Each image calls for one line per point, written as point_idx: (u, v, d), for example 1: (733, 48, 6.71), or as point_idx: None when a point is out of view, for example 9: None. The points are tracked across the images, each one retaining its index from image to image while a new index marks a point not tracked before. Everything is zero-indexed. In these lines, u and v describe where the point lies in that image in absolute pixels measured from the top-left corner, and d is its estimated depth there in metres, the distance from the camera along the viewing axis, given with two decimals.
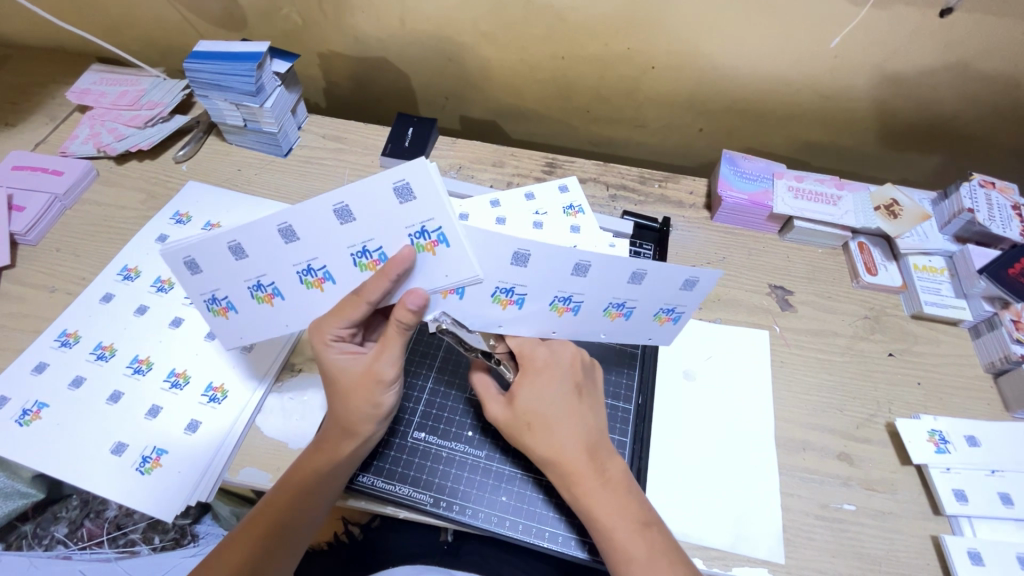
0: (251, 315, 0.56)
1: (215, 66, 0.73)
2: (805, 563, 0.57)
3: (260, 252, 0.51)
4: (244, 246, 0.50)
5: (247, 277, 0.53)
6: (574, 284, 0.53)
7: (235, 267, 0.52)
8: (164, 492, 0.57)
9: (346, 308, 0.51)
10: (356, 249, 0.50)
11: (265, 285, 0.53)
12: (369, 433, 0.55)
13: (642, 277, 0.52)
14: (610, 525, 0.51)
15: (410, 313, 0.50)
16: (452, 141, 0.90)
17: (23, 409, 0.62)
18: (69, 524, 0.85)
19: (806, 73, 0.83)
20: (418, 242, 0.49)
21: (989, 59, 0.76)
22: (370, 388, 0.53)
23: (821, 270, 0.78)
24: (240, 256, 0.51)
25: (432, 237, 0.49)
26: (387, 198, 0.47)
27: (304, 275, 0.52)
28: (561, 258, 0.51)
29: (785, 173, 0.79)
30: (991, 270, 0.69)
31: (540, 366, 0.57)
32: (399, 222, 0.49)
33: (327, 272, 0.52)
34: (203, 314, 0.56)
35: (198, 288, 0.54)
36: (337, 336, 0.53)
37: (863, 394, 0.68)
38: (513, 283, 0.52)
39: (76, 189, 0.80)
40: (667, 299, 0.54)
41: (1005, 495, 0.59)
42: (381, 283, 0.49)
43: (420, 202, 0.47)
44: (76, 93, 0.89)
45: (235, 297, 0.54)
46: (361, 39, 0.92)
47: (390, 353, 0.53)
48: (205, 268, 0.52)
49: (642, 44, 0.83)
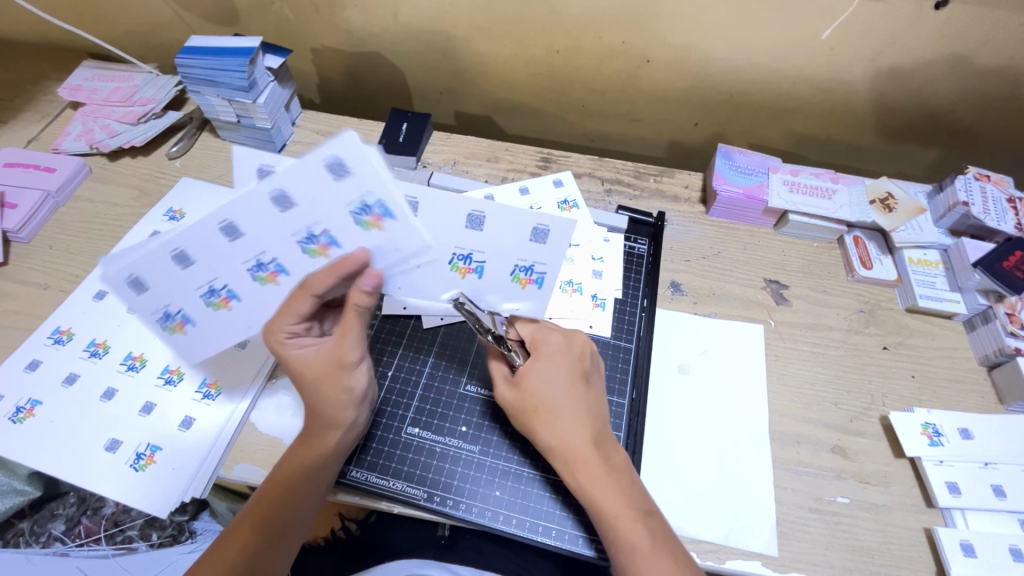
0: (208, 325, 0.55)
1: (207, 62, 0.73)
2: (798, 556, 0.57)
3: (207, 254, 0.50)
4: (237, 225, 0.48)
5: (246, 257, 0.51)
6: (534, 253, 0.53)
7: (184, 277, 0.51)
8: (158, 489, 0.58)
9: (292, 305, 0.51)
10: (301, 235, 0.49)
11: (219, 288, 0.52)
12: (348, 419, 0.55)
13: (545, 233, 0.52)
14: (613, 512, 0.51)
15: (366, 295, 0.51)
16: (447, 136, 0.89)
17: (17, 406, 0.62)
18: (66, 522, 0.85)
19: (801, 65, 0.82)
20: (361, 217, 0.48)
21: (984, 53, 0.76)
22: (335, 374, 0.53)
23: (816, 264, 0.78)
24: (187, 264, 0.50)
25: (375, 212, 0.48)
26: (511, 232, 0.52)
27: (255, 271, 0.52)
28: (519, 219, 0.51)
29: (780, 167, 0.79)
30: (986, 263, 0.69)
31: (553, 351, 0.57)
32: (341, 200, 0.47)
33: (279, 264, 0.52)
34: (202, 309, 0.54)
35: (148, 306, 0.53)
36: (291, 333, 0.53)
37: (857, 387, 0.68)
38: (471, 250, 0.53)
39: (69, 187, 0.80)
40: (522, 251, 0.53)
41: (999, 487, 0.59)
42: (327, 279, 0.49)
43: (356, 178, 0.46)
44: (68, 90, 0.89)
45: (190, 308, 0.53)
46: (354, 34, 0.92)
47: (349, 337, 0.53)
48: (153, 284, 0.51)
49: (636, 38, 0.83)
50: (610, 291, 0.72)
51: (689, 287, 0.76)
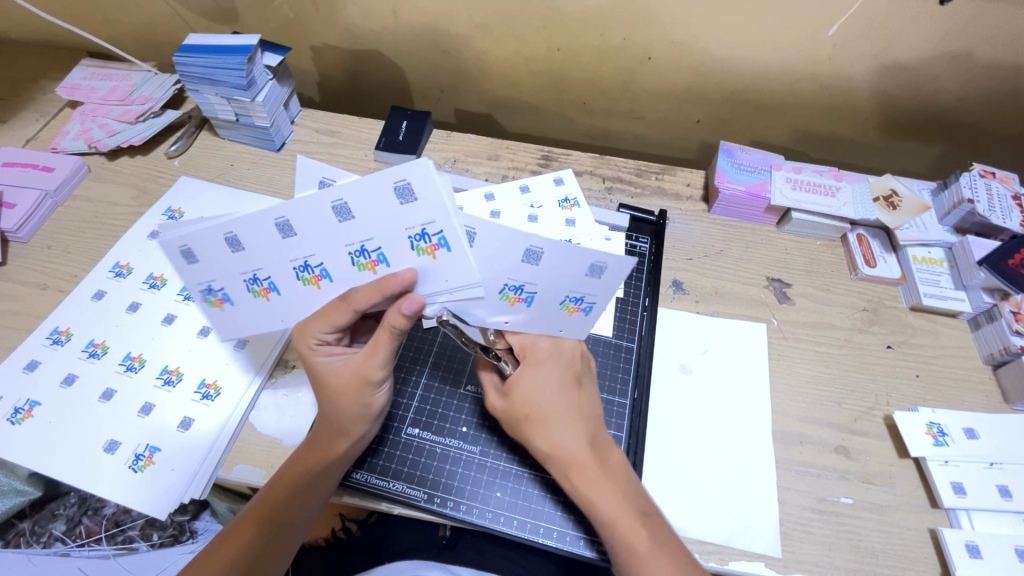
0: (245, 309, 0.54)
1: (204, 60, 0.72)
2: (801, 557, 0.56)
3: (259, 244, 0.48)
4: (240, 238, 0.47)
5: (243, 268, 0.50)
6: (587, 286, 0.50)
7: (231, 258, 0.49)
8: (157, 490, 0.57)
9: (332, 314, 0.51)
10: (353, 248, 0.48)
11: (262, 279, 0.51)
12: (362, 432, 0.55)
13: (601, 270, 0.48)
14: (613, 514, 0.51)
15: (404, 318, 0.50)
16: (447, 134, 0.89)
17: (15, 407, 0.61)
18: (67, 522, 0.84)
19: (805, 62, 0.82)
20: (417, 243, 0.47)
21: (989, 49, 0.75)
22: (358, 390, 0.53)
23: (819, 263, 0.77)
24: (238, 248, 0.48)
25: (432, 241, 0.47)
26: (577, 271, 0.49)
27: (301, 271, 0.50)
28: (577, 258, 0.47)
29: (783, 165, 0.78)
30: (991, 262, 0.69)
31: (543, 357, 0.56)
32: (400, 223, 0.46)
33: (324, 269, 0.50)
34: (199, 306, 0.53)
35: (195, 277, 0.51)
36: (321, 340, 0.53)
37: (861, 387, 0.67)
38: (523, 283, 0.49)
39: (67, 186, 0.80)
40: (575, 286, 0.50)
41: (1004, 488, 0.58)
42: (372, 296, 0.49)
43: (422, 203, 0.45)
44: (66, 88, 0.88)
45: (231, 289, 0.52)
46: (354, 32, 0.91)
47: (379, 356, 0.53)
48: (202, 258, 0.49)
49: (637, 35, 0.82)
50: None
51: (691, 285, 0.75)
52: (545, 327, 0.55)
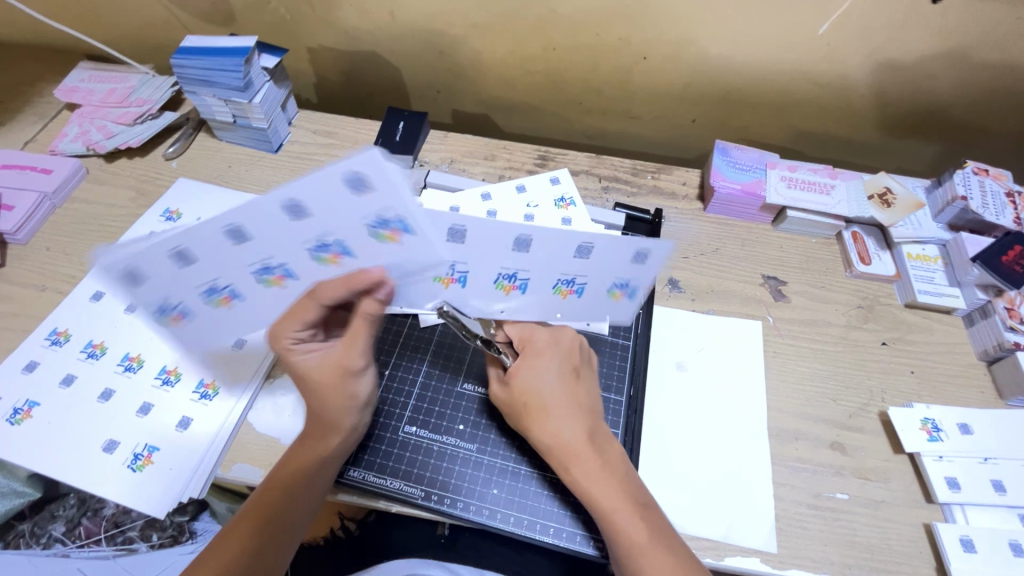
0: (209, 318, 0.53)
1: (201, 62, 0.72)
2: (797, 552, 0.57)
3: (210, 256, 0.46)
4: (189, 252, 0.45)
5: (197, 282, 0.48)
6: (630, 272, 0.52)
7: (181, 273, 0.47)
8: (156, 489, 0.58)
9: (301, 312, 0.52)
10: (314, 244, 0.46)
11: (221, 288, 0.49)
12: (351, 424, 0.56)
13: (644, 256, 0.50)
14: (612, 506, 0.51)
15: (378, 304, 0.53)
16: (444, 135, 0.89)
17: (14, 408, 0.62)
18: (67, 523, 0.85)
19: (799, 61, 0.82)
20: (378, 231, 0.45)
21: (982, 47, 0.76)
22: (338, 382, 0.54)
23: (814, 260, 0.78)
24: (189, 262, 0.46)
25: (393, 227, 0.45)
26: (620, 258, 0.50)
27: (261, 274, 0.49)
28: (623, 249, 0.48)
29: (778, 163, 0.79)
30: (985, 257, 0.69)
31: (540, 348, 0.57)
32: (360, 212, 0.43)
33: (286, 269, 0.49)
34: (153, 323, 0.53)
35: (144, 297, 0.49)
36: (297, 339, 0.54)
37: (856, 383, 0.68)
38: (516, 270, 0.51)
39: (65, 188, 0.80)
40: (619, 273, 0.52)
41: (998, 483, 0.58)
42: (341, 288, 0.50)
43: (379, 194, 0.42)
44: (64, 91, 0.89)
45: (191, 302, 0.50)
46: (351, 33, 0.91)
47: (357, 345, 0.55)
48: (149, 279, 0.47)
49: (632, 35, 0.82)
50: None
51: (687, 283, 0.75)
52: (592, 314, 0.57)
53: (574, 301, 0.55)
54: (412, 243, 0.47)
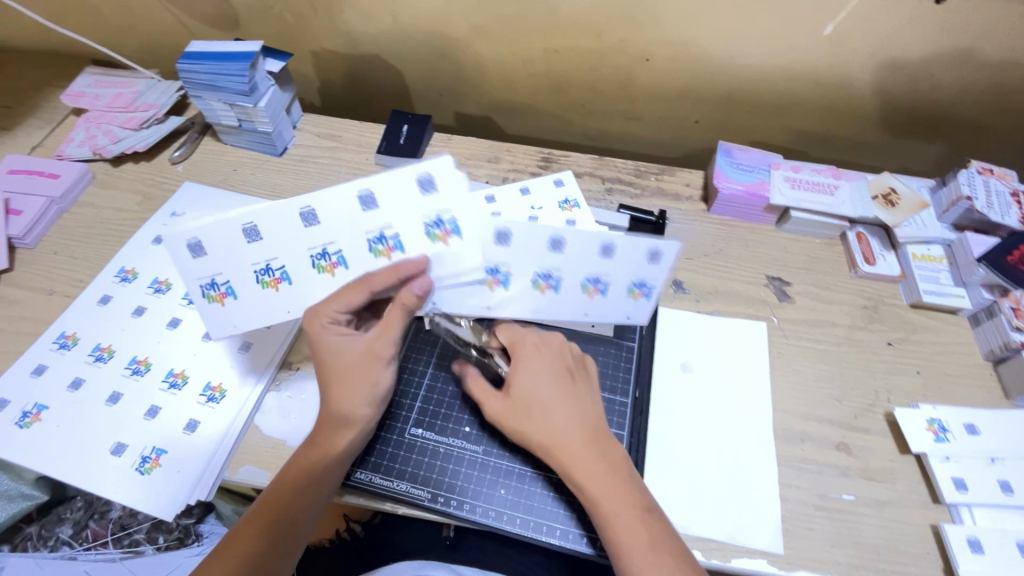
0: (249, 303, 0.56)
1: (207, 66, 0.73)
2: (803, 553, 0.57)
3: (274, 235, 0.54)
4: (259, 229, 0.54)
5: (256, 261, 0.55)
6: (648, 271, 0.57)
7: (244, 250, 0.54)
8: (164, 491, 0.58)
9: (346, 294, 0.53)
10: (373, 235, 0.54)
11: (274, 268, 0.55)
12: (364, 418, 0.55)
13: (658, 255, 0.56)
14: (612, 507, 0.51)
15: (416, 298, 0.53)
16: (447, 137, 0.90)
17: (23, 411, 0.62)
18: (74, 525, 0.85)
19: (802, 62, 0.82)
20: (432, 230, 0.54)
21: (986, 47, 0.76)
22: (368, 368, 0.55)
23: (818, 261, 0.78)
24: (254, 239, 0.54)
25: (446, 228, 0.54)
26: (593, 251, 0.57)
27: (317, 259, 0.55)
28: (637, 247, 0.56)
29: (782, 164, 0.79)
30: (990, 258, 0.69)
31: (532, 352, 0.58)
32: (422, 210, 0.53)
33: (341, 256, 0.55)
34: (199, 301, 0.56)
35: (198, 273, 0.55)
36: (334, 319, 0.54)
37: (861, 384, 0.68)
38: (498, 262, 0.57)
39: (72, 193, 0.81)
40: (637, 271, 0.57)
41: (1006, 483, 0.58)
42: (390, 277, 0.53)
43: (440, 196, 0.54)
44: (71, 96, 0.89)
45: (237, 281, 0.55)
46: (354, 36, 0.92)
47: (391, 334, 0.55)
48: (210, 251, 0.54)
49: (635, 37, 0.83)
50: None
51: (692, 285, 0.75)
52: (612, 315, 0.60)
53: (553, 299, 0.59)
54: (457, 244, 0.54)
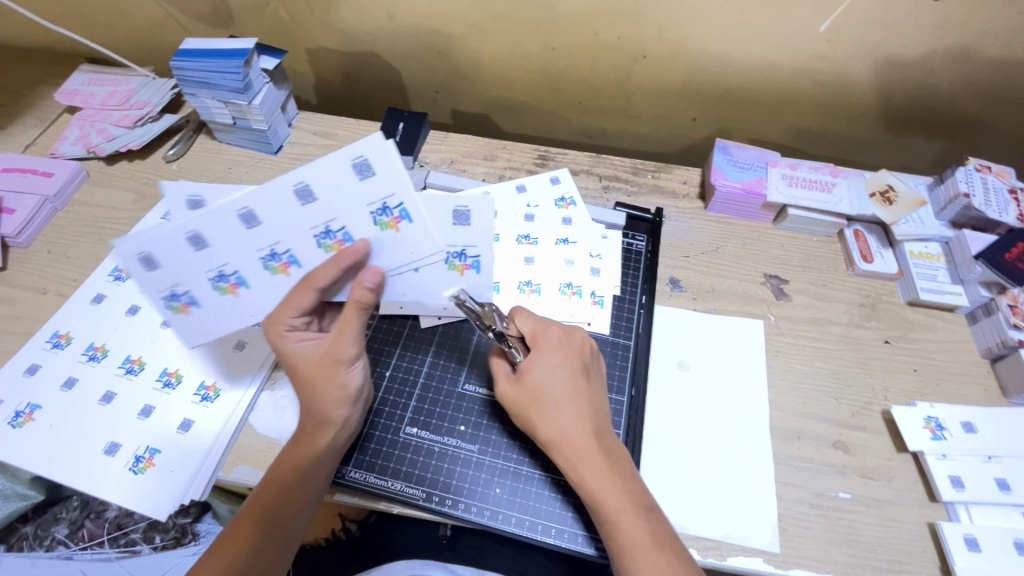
0: (216, 308, 0.54)
1: (200, 64, 0.72)
2: (800, 552, 0.56)
3: (219, 241, 0.49)
4: (203, 236, 0.49)
5: (207, 267, 0.51)
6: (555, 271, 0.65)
7: (195, 259, 0.50)
8: (157, 491, 0.58)
9: (295, 297, 0.51)
10: (319, 230, 0.50)
11: (228, 274, 0.51)
12: (342, 417, 0.55)
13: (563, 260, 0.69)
14: (613, 504, 0.51)
15: (369, 291, 0.51)
16: (444, 135, 0.89)
17: (16, 411, 0.62)
18: (70, 525, 0.85)
19: (799, 59, 0.82)
20: (380, 218, 0.49)
21: (984, 43, 0.75)
22: (329, 371, 0.53)
23: (816, 259, 0.78)
24: (200, 246, 0.49)
25: (394, 214, 0.49)
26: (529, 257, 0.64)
27: (268, 260, 0.51)
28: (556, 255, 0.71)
29: (779, 161, 0.79)
30: (988, 255, 0.68)
31: (552, 345, 0.57)
32: (450, 238, 0.52)
33: (292, 256, 0.51)
34: (163, 312, 0.54)
35: (155, 284, 0.51)
36: (291, 325, 0.53)
37: (858, 382, 0.67)
38: (464, 248, 0.53)
39: (66, 191, 0.80)
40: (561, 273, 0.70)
41: (1003, 481, 0.58)
42: (328, 273, 0.50)
43: (474, 229, 0.52)
44: (65, 94, 0.89)
45: (198, 291, 0.52)
46: (350, 34, 0.91)
47: (349, 333, 0.53)
48: (163, 263, 0.50)
49: (632, 34, 0.82)
50: (607, 288, 0.71)
51: (689, 283, 0.75)
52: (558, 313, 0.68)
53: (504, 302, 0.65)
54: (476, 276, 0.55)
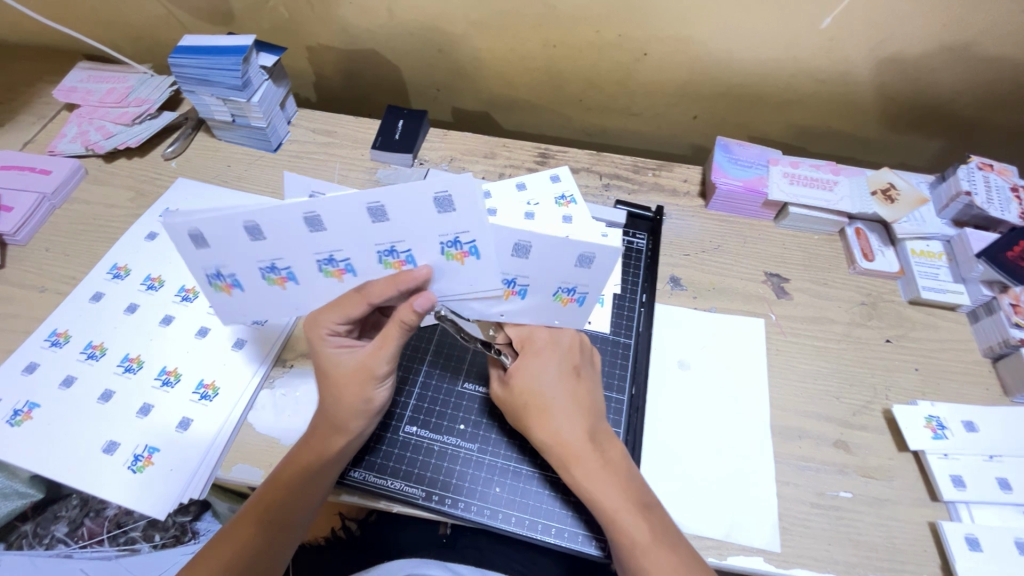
0: (258, 293, 0.54)
1: (198, 61, 0.72)
2: (801, 552, 0.56)
3: (279, 237, 0.47)
4: (260, 228, 0.46)
5: (261, 258, 0.50)
6: (579, 276, 0.51)
7: (248, 247, 0.49)
8: (155, 490, 0.57)
9: (346, 305, 0.52)
10: (383, 248, 0.49)
11: (280, 268, 0.51)
12: (359, 428, 0.55)
13: (590, 259, 0.49)
14: (612, 504, 0.51)
15: (415, 315, 0.50)
16: (443, 133, 0.89)
17: (14, 410, 0.62)
18: (69, 523, 0.85)
19: (801, 57, 0.81)
20: (448, 250, 0.48)
21: (987, 41, 0.75)
22: (361, 384, 0.54)
23: (817, 257, 0.77)
24: (256, 238, 0.48)
25: (463, 249, 0.48)
26: (566, 261, 0.49)
27: (324, 264, 0.50)
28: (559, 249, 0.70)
29: (780, 159, 0.78)
30: (989, 253, 0.68)
31: (541, 347, 0.57)
32: (562, 276, 0.51)
33: (348, 264, 0.50)
34: (206, 289, 0.54)
35: (202, 261, 0.51)
36: (332, 331, 0.54)
37: (858, 380, 0.67)
38: (516, 275, 0.51)
39: (64, 189, 0.80)
40: (566, 276, 0.51)
41: (1004, 480, 0.58)
42: (387, 289, 0.50)
43: (590, 273, 0.51)
44: (63, 92, 0.89)
45: (243, 275, 0.52)
46: (350, 31, 0.91)
47: (386, 351, 0.53)
48: (212, 244, 0.48)
49: (633, 32, 0.82)
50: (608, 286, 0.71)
51: (689, 281, 0.75)
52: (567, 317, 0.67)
53: (574, 309, 0.55)
54: (575, 308, 0.55)
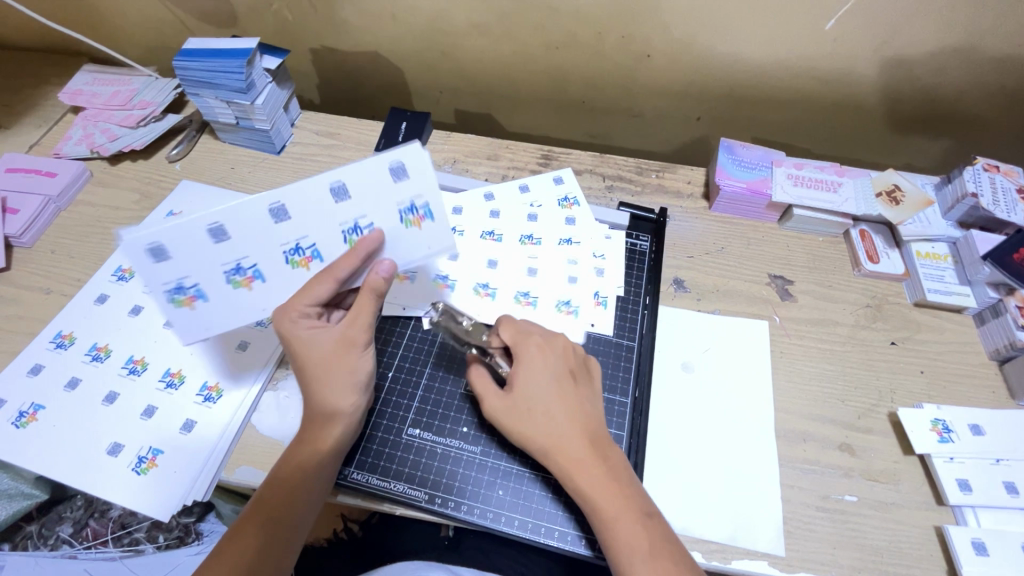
0: (222, 304, 0.54)
1: (202, 64, 0.72)
2: (805, 555, 0.56)
3: (242, 232, 0.52)
4: (225, 228, 0.52)
5: (224, 259, 0.53)
6: None
7: (210, 251, 0.52)
8: (159, 492, 0.57)
9: (312, 287, 0.53)
10: (347, 226, 0.54)
11: (246, 267, 0.54)
12: (350, 412, 0.55)
13: None
14: (613, 510, 0.51)
15: (384, 280, 0.54)
16: (447, 135, 0.89)
17: (19, 411, 0.62)
18: (74, 524, 0.85)
19: (804, 59, 0.81)
20: (408, 217, 0.55)
21: (992, 42, 0.75)
22: (345, 358, 0.54)
23: (821, 259, 0.77)
24: (220, 239, 0.52)
25: (420, 213, 0.55)
26: None
27: (290, 254, 0.54)
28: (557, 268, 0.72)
29: (784, 161, 0.78)
30: (996, 256, 0.67)
31: (537, 351, 0.57)
32: None
33: (315, 250, 0.55)
34: (165, 306, 0.53)
35: (162, 276, 0.52)
36: (303, 313, 0.53)
37: (864, 383, 0.67)
38: None
39: (69, 191, 0.80)
40: None
41: (1011, 484, 0.57)
42: (350, 262, 0.53)
43: None
44: (68, 94, 0.89)
45: (206, 283, 0.53)
46: (353, 33, 0.91)
47: (363, 321, 0.54)
48: (174, 254, 0.51)
49: (637, 32, 0.81)
50: (612, 288, 0.71)
51: (693, 283, 0.75)
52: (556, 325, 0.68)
53: None
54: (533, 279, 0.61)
